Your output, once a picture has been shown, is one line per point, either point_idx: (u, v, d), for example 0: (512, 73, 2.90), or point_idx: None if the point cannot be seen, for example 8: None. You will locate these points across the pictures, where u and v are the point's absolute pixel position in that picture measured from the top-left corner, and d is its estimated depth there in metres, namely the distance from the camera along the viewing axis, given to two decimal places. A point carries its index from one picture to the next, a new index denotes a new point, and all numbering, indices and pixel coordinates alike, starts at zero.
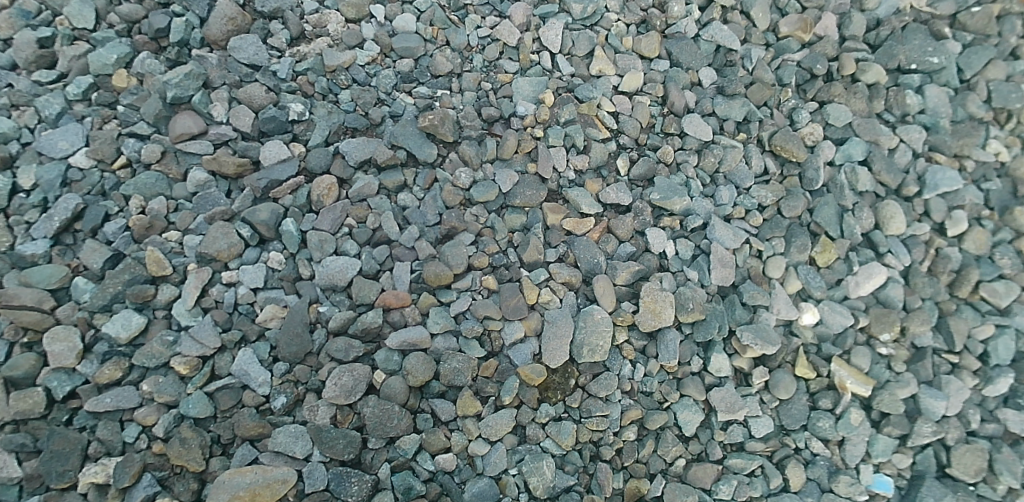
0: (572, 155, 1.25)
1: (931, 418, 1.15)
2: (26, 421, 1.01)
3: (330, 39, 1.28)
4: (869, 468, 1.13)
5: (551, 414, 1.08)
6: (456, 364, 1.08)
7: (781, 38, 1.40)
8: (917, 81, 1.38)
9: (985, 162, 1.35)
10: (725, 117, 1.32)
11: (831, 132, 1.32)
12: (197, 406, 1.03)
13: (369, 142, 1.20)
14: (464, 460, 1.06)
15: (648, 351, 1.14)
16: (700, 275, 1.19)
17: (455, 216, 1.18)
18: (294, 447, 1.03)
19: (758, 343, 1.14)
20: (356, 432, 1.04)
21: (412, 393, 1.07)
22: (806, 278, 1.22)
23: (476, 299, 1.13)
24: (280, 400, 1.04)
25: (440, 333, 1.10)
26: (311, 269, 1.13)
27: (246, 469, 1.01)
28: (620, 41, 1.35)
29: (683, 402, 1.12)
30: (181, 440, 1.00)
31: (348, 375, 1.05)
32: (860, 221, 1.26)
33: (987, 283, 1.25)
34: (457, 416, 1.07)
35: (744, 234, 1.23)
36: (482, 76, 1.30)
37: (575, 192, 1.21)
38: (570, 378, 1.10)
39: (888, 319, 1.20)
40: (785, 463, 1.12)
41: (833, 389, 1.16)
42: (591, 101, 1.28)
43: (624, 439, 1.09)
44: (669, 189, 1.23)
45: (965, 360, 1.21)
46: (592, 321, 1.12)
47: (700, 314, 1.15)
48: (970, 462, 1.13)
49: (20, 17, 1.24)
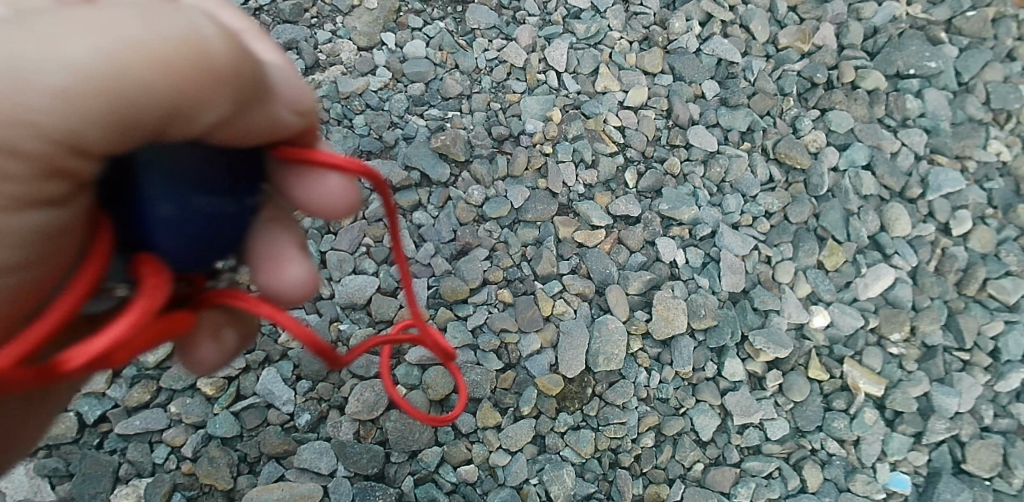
0: (581, 170, 1.28)
1: (943, 415, 1.17)
2: (59, 446, 1.04)
3: (343, 67, 1.33)
4: (885, 466, 1.14)
5: (569, 423, 1.10)
6: (474, 377, 1.10)
7: (781, 49, 1.44)
8: (915, 86, 1.41)
9: (987, 162, 1.37)
10: (729, 127, 1.35)
11: (833, 138, 1.36)
12: (224, 426, 1.06)
13: (385, 164, 1.24)
14: (486, 471, 1.08)
15: (662, 358, 1.16)
16: (711, 282, 1.22)
17: (469, 232, 1.21)
18: (319, 463, 1.05)
19: (771, 346, 1.16)
20: (379, 446, 1.06)
21: (433, 406, 1.09)
22: (815, 281, 1.25)
23: (493, 313, 1.16)
24: (304, 417, 1.07)
25: (458, 347, 1.13)
26: (331, 288, 1.16)
27: (273, 485, 1.03)
28: (624, 58, 1.39)
29: (699, 407, 1.14)
30: (209, 460, 1.03)
31: (370, 390, 1.08)
32: (866, 224, 1.29)
33: (995, 280, 1.27)
34: (477, 428, 1.09)
35: (752, 240, 1.26)
36: (492, 96, 1.33)
37: (586, 205, 1.24)
38: (587, 387, 1.12)
39: (898, 319, 1.22)
40: (802, 465, 1.13)
41: (846, 390, 1.18)
42: (597, 116, 1.32)
43: (642, 445, 1.11)
44: (677, 199, 1.27)
45: (976, 357, 1.22)
46: (607, 330, 1.15)
47: (712, 321, 1.18)
48: (986, 458, 1.14)
49: None
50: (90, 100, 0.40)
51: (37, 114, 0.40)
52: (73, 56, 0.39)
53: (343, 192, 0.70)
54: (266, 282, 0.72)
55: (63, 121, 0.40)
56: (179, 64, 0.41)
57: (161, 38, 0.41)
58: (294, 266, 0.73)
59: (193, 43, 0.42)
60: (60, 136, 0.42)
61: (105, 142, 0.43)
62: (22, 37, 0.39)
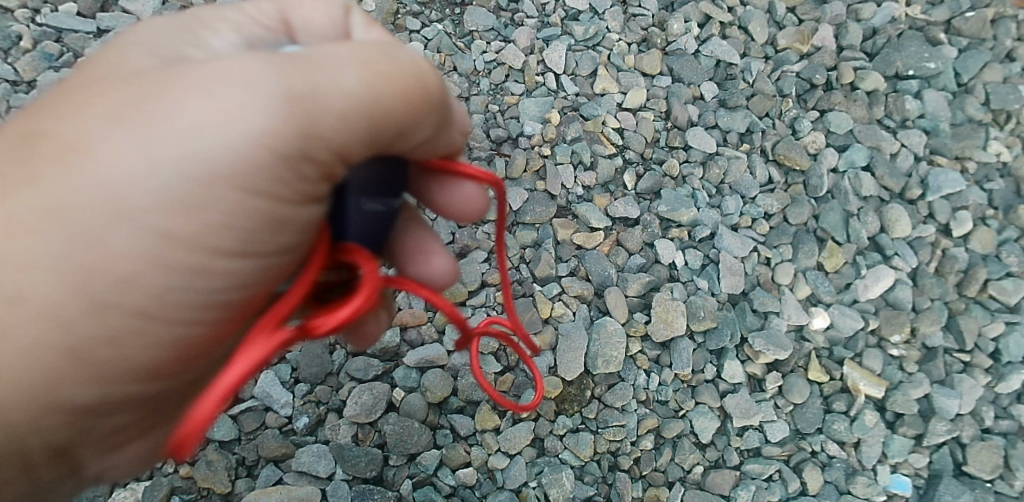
0: (580, 172, 1.28)
1: (944, 417, 1.16)
2: None
3: None
4: (886, 468, 1.13)
5: (568, 425, 1.10)
6: (473, 380, 1.10)
7: (780, 50, 1.43)
8: (915, 87, 1.41)
9: (986, 163, 1.37)
10: (728, 128, 1.35)
11: (833, 140, 1.35)
12: (222, 429, 1.06)
13: None
14: (485, 474, 1.08)
15: (662, 360, 1.16)
16: (711, 284, 1.21)
17: (468, 234, 1.20)
18: (317, 466, 1.04)
19: (770, 348, 1.16)
20: (377, 449, 1.06)
21: (432, 409, 1.09)
22: (815, 282, 1.24)
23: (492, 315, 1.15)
24: (303, 420, 1.07)
25: (457, 349, 1.12)
26: None
27: (271, 489, 1.02)
28: (622, 60, 1.39)
29: (698, 409, 1.14)
30: (207, 464, 1.03)
31: (368, 393, 1.08)
32: (866, 225, 1.29)
33: (995, 281, 1.26)
34: (475, 431, 1.09)
35: (752, 242, 1.26)
36: (490, 99, 1.33)
37: (585, 207, 1.24)
38: (586, 390, 1.12)
39: (898, 321, 1.21)
40: (802, 467, 1.12)
41: (847, 391, 1.17)
42: (596, 118, 1.32)
43: (641, 448, 1.11)
44: (676, 201, 1.26)
45: (976, 358, 1.22)
46: (606, 332, 1.14)
47: (711, 322, 1.17)
48: (987, 459, 1.13)
49: (43, 59, 1.28)
50: (358, 120, 0.54)
51: (325, 131, 0.53)
52: (350, 85, 0.53)
53: (482, 203, 0.81)
54: (414, 271, 0.86)
55: (339, 133, 0.54)
56: (414, 91, 0.57)
57: (406, 75, 0.56)
58: (438, 259, 0.86)
59: (416, 82, 0.57)
60: (332, 151, 0.55)
61: (362, 151, 0.57)
62: (309, 67, 0.52)
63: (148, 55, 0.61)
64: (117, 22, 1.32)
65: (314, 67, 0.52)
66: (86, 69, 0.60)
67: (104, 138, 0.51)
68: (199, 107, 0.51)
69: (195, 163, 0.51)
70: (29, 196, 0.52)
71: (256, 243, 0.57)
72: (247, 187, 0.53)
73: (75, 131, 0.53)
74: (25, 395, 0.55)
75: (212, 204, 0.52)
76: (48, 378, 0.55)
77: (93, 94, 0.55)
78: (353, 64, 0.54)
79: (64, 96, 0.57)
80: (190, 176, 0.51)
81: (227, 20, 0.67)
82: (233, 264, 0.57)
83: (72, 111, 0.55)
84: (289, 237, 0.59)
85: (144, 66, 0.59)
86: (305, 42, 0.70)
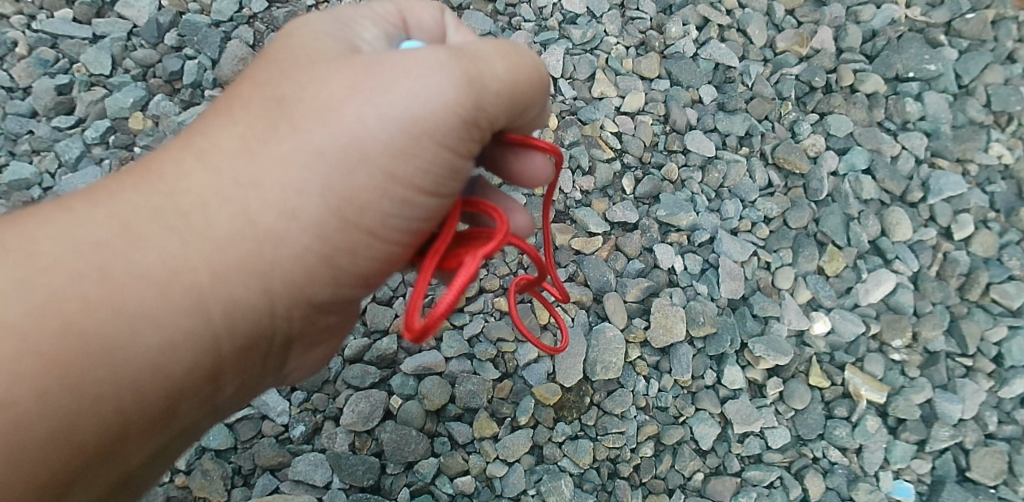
0: (578, 176, 1.27)
1: (947, 422, 1.15)
2: None
3: None
4: (888, 474, 1.12)
5: (567, 433, 1.09)
6: (471, 387, 1.09)
7: (779, 53, 1.43)
8: (915, 88, 1.40)
9: (988, 166, 1.35)
10: (727, 132, 1.34)
11: (833, 142, 1.34)
12: (218, 438, 1.05)
13: None
14: (483, 482, 1.07)
15: (661, 366, 1.15)
16: (710, 289, 1.20)
17: None
18: (314, 475, 1.03)
19: (770, 354, 1.14)
20: (374, 458, 1.05)
21: (429, 417, 1.08)
22: (815, 287, 1.23)
23: (489, 321, 1.14)
24: (299, 429, 1.06)
25: (454, 356, 1.12)
26: None
27: (268, 498, 1.01)
28: (620, 64, 1.38)
29: (699, 416, 1.13)
30: (203, 473, 1.02)
31: (365, 401, 1.07)
32: (867, 229, 1.28)
33: (998, 285, 1.25)
34: (474, 439, 1.08)
35: (751, 246, 1.25)
36: None
37: (583, 211, 1.23)
38: (585, 396, 1.11)
39: (899, 325, 1.20)
40: (803, 474, 1.11)
41: (848, 397, 1.16)
42: (594, 122, 1.32)
43: (641, 455, 1.10)
44: (675, 205, 1.25)
45: (978, 362, 1.21)
46: (605, 338, 1.13)
47: (711, 328, 1.16)
48: (990, 465, 1.12)
49: (39, 66, 1.28)
50: (514, 99, 0.66)
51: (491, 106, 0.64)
52: (500, 73, 0.64)
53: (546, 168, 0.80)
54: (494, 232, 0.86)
55: (497, 107, 0.65)
56: (535, 78, 0.68)
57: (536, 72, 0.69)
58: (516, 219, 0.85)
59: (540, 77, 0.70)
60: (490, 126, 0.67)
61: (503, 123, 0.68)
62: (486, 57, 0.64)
63: (330, 37, 0.67)
64: (112, 27, 1.31)
65: (474, 59, 0.63)
66: (279, 49, 0.68)
67: (342, 96, 0.61)
68: (401, 78, 0.61)
69: (408, 119, 0.61)
70: (282, 139, 0.61)
71: (443, 186, 0.66)
72: (443, 142, 0.63)
73: (306, 94, 0.63)
74: (286, 290, 0.65)
75: (419, 150, 0.62)
76: (302, 279, 0.65)
77: (303, 69, 0.65)
78: (497, 57, 0.64)
79: (272, 73, 0.66)
80: (404, 125, 0.61)
81: (367, 11, 0.73)
82: (427, 201, 0.66)
83: (294, 80, 0.64)
84: (454, 187, 0.67)
85: (330, 49, 0.66)
86: (418, 37, 0.76)
